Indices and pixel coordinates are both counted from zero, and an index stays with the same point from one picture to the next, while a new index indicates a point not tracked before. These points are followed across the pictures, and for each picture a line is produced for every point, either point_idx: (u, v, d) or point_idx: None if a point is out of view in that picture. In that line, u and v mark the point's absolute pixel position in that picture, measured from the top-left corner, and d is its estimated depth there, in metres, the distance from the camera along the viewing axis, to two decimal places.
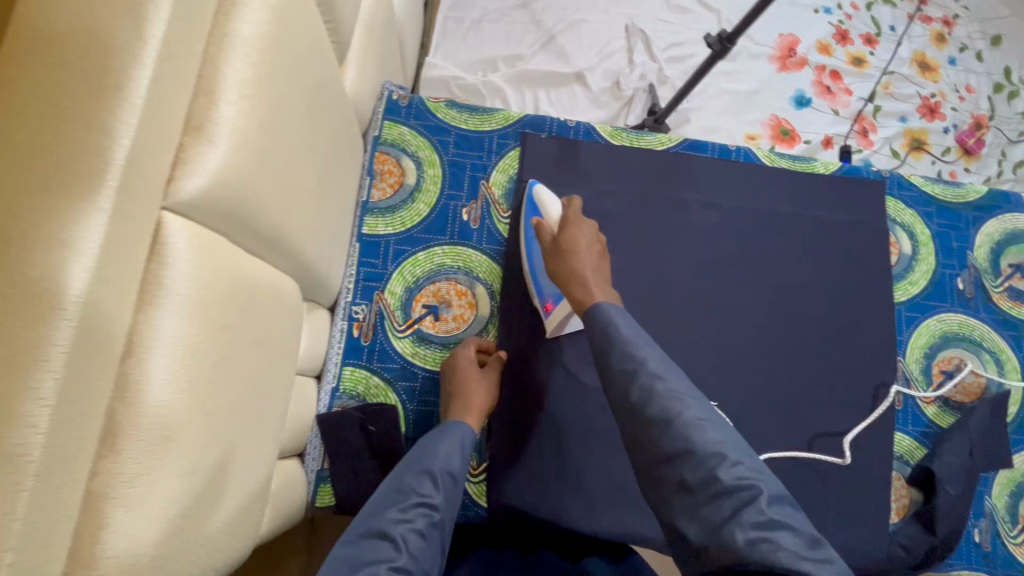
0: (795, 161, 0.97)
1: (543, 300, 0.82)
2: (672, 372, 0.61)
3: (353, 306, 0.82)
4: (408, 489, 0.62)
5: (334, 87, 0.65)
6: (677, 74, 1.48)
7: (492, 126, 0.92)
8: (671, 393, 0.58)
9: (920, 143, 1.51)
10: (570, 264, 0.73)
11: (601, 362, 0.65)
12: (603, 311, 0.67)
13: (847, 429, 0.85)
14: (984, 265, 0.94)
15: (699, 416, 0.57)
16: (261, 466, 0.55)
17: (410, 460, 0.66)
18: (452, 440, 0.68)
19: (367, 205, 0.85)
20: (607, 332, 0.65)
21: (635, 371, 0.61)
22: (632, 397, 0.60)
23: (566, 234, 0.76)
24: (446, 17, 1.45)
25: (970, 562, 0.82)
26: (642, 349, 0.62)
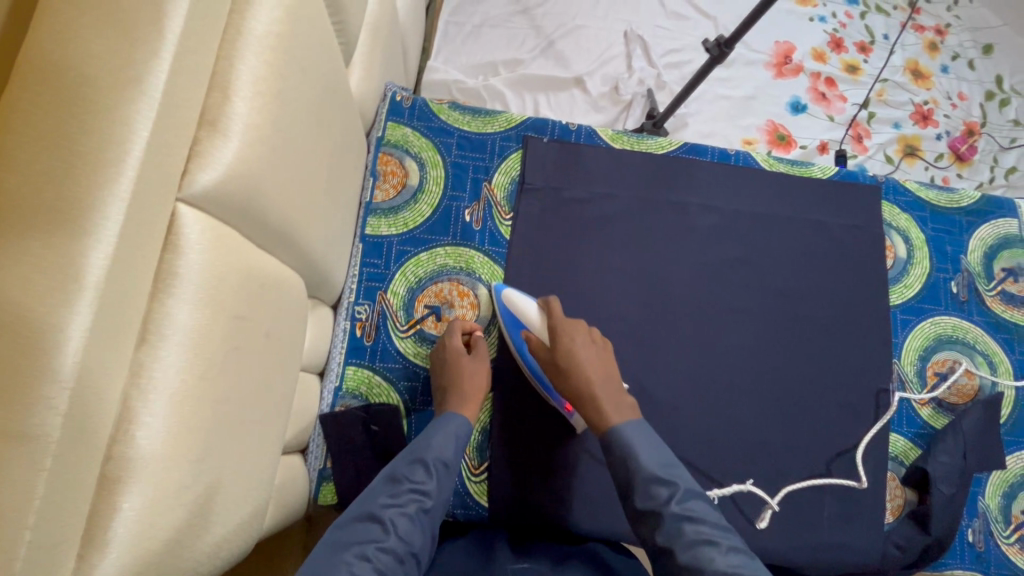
0: (792, 167, 0.98)
1: (561, 403, 0.79)
2: (700, 508, 0.60)
3: (356, 305, 0.83)
4: (402, 476, 0.63)
5: (341, 88, 0.66)
6: (674, 79, 1.50)
7: (495, 129, 0.93)
8: (701, 538, 0.57)
9: (914, 150, 1.54)
10: (578, 383, 0.71)
11: (626, 501, 0.64)
12: (617, 435, 0.66)
13: (858, 441, 0.86)
14: (977, 268, 0.96)
15: (730, 557, 0.56)
16: (267, 461, 0.55)
17: (407, 446, 0.67)
18: (448, 430, 0.69)
19: (370, 206, 0.86)
20: (627, 464, 0.64)
21: (659, 513, 0.60)
22: (658, 541, 0.59)
23: (560, 345, 0.73)
24: (448, 22, 1.46)
25: (963, 561, 0.83)
26: (666, 486, 0.62)
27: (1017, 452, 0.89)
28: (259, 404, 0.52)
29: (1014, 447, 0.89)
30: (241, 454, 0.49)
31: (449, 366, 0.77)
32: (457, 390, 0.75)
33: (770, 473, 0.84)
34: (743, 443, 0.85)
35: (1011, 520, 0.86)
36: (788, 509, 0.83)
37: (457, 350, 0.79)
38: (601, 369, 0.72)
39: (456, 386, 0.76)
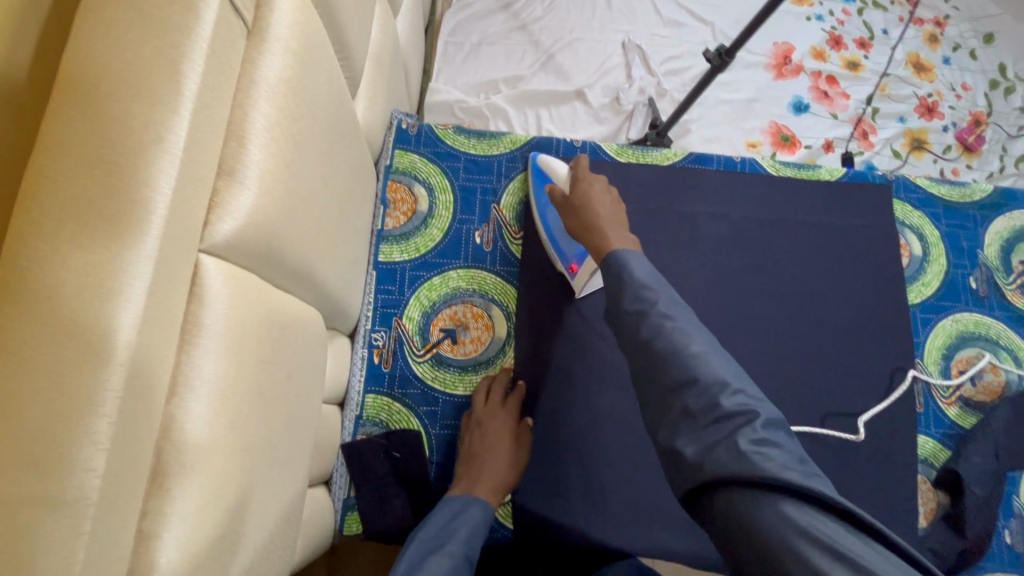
0: (801, 170, 0.98)
1: (568, 263, 0.83)
2: (685, 314, 0.59)
3: (373, 333, 0.82)
4: (431, 569, 0.59)
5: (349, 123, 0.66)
6: (675, 87, 1.50)
7: (500, 151, 0.92)
8: (682, 332, 0.56)
9: (920, 143, 1.53)
10: (586, 215, 0.72)
11: (612, 306, 0.62)
12: (615, 256, 0.65)
13: (863, 410, 0.86)
14: (995, 263, 0.94)
15: (711, 352, 0.55)
16: (293, 501, 0.55)
17: (428, 539, 0.64)
18: (473, 516, 0.68)
19: (382, 232, 0.86)
20: (619, 276, 0.63)
21: (643, 310, 0.59)
22: (640, 335, 0.58)
23: (577, 190, 0.76)
24: (447, 42, 1.48)
25: (1003, 564, 0.81)
26: (652, 291, 0.60)
27: None
28: (282, 443, 0.51)
29: None
30: (268, 496, 0.49)
31: (489, 426, 0.77)
32: (482, 458, 0.75)
33: None
34: None
35: None
36: None
37: (502, 416, 0.78)
38: (615, 212, 0.73)
39: (485, 452, 0.76)
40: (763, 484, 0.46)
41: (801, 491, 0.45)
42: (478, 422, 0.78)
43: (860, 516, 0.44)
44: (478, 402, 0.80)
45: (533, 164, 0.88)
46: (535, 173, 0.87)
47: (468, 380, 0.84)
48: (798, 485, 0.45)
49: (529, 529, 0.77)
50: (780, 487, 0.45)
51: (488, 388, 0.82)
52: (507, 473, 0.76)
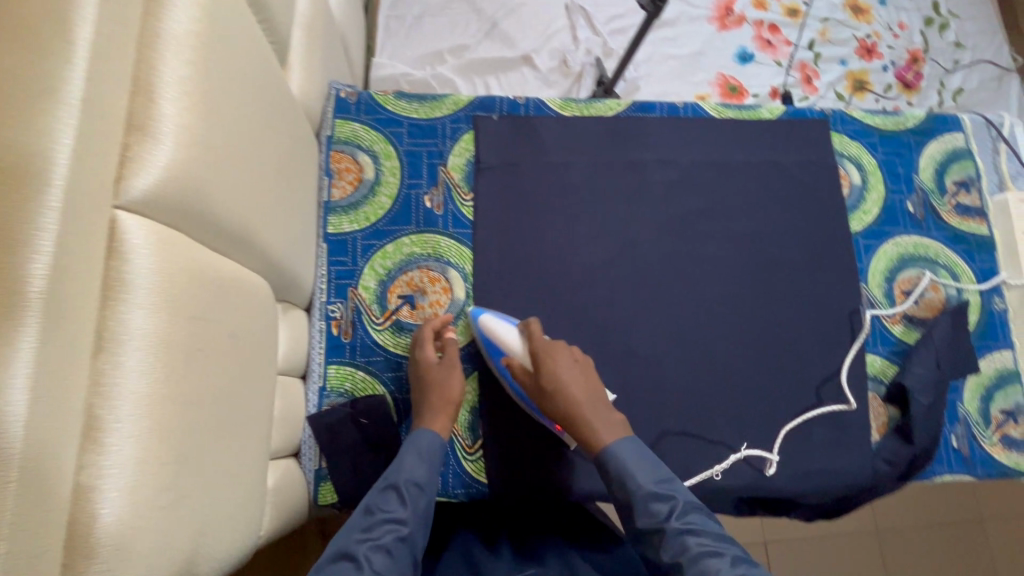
0: (743, 111, 0.97)
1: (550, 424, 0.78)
2: (701, 519, 0.61)
3: (329, 305, 0.81)
4: (374, 508, 0.63)
5: (275, 89, 0.65)
6: (621, 45, 1.51)
7: (444, 113, 0.91)
8: (703, 550, 0.57)
9: (863, 84, 1.57)
10: (565, 406, 0.71)
11: (631, 528, 0.64)
12: (615, 456, 0.67)
13: (817, 338, 0.90)
14: (930, 186, 0.97)
15: (733, 569, 0.55)
16: (247, 467, 0.55)
17: (381, 477, 0.67)
18: (421, 443, 0.70)
19: (329, 204, 0.85)
20: (623, 483, 0.65)
21: (660, 528, 0.61)
22: (666, 560, 0.59)
23: (546, 372, 0.73)
24: (388, 17, 1.46)
25: (951, 466, 0.87)
26: (664, 502, 0.62)
27: (989, 356, 0.92)
28: (231, 407, 0.52)
29: (986, 351, 0.92)
30: (221, 458, 0.49)
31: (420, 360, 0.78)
32: (427, 394, 0.76)
33: (753, 408, 0.86)
34: (725, 387, 0.87)
35: (990, 421, 0.89)
36: (775, 442, 0.85)
37: (423, 343, 0.79)
38: (588, 388, 0.73)
39: (427, 388, 0.76)
40: None
41: None
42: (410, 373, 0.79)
43: None
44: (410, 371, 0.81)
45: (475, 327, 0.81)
46: (482, 338, 0.80)
47: None
48: None
49: (502, 480, 0.80)
50: None
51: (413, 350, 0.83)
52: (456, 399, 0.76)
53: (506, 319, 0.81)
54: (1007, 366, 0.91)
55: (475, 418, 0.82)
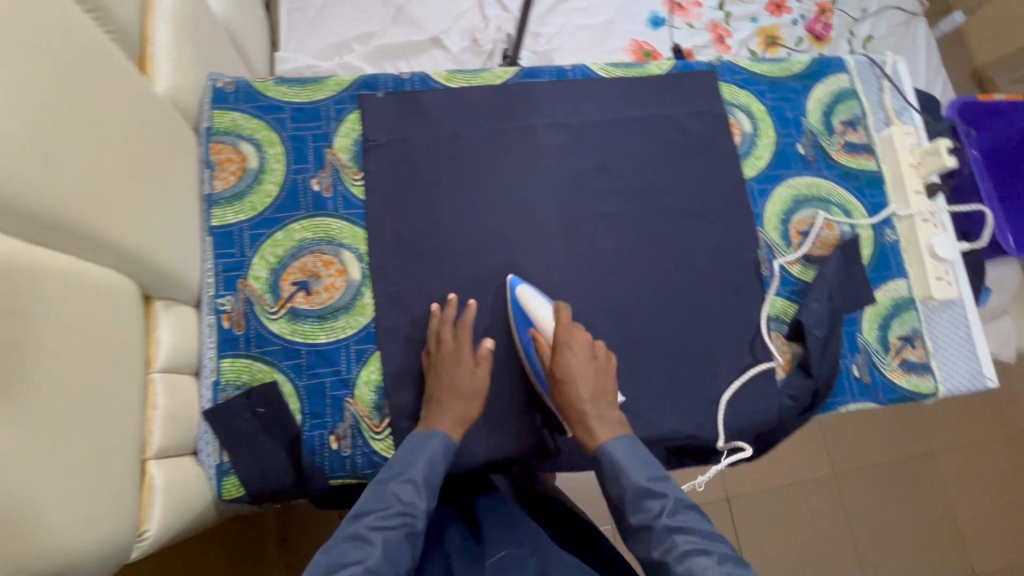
0: (630, 69, 0.98)
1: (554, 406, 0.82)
2: (692, 518, 0.67)
3: (218, 299, 0.80)
4: (390, 498, 0.67)
5: (116, 82, 0.65)
6: (532, 20, 1.53)
7: (326, 95, 0.90)
8: (692, 548, 0.63)
9: (775, 40, 1.62)
10: (566, 394, 0.76)
11: (619, 516, 0.71)
12: (607, 454, 0.72)
13: (716, 285, 0.91)
14: (819, 127, 0.99)
15: (720, 568, 0.61)
16: (90, 462, 0.55)
17: (393, 465, 0.71)
18: (436, 443, 0.73)
19: (212, 197, 0.83)
20: (617, 481, 0.71)
21: (650, 525, 0.67)
22: (654, 554, 0.65)
23: (560, 361, 0.77)
24: (290, 10, 1.43)
25: (854, 395, 0.90)
26: (655, 499, 0.68)
27: (884, 286, 0.94)
28: (55, 395, 0.51)
29: (882, 282, 0.94)
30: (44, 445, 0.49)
31: (446, 359, 0.79)
32: (450, 401, 0.77)
33: (659, 359, 0.88)
34: (630, 341, 0.88)
35: (890, 348, 0.92)
36: (682, 390, 0.87)
37: (447, 341, 0.79)
38: (596, 385, 0.77)
39: (449, 395, 0.78)
40: None
41: None
42: (433, 368, 0.80)
43: None
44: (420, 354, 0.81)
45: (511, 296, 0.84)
46: (515, 306, 0.84)
47: (329, 327, 0.82)
48: None
49: None
50: None
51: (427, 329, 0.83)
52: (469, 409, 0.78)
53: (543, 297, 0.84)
54: (901, 294, 0.94)
55: (381, 397, 0.82)
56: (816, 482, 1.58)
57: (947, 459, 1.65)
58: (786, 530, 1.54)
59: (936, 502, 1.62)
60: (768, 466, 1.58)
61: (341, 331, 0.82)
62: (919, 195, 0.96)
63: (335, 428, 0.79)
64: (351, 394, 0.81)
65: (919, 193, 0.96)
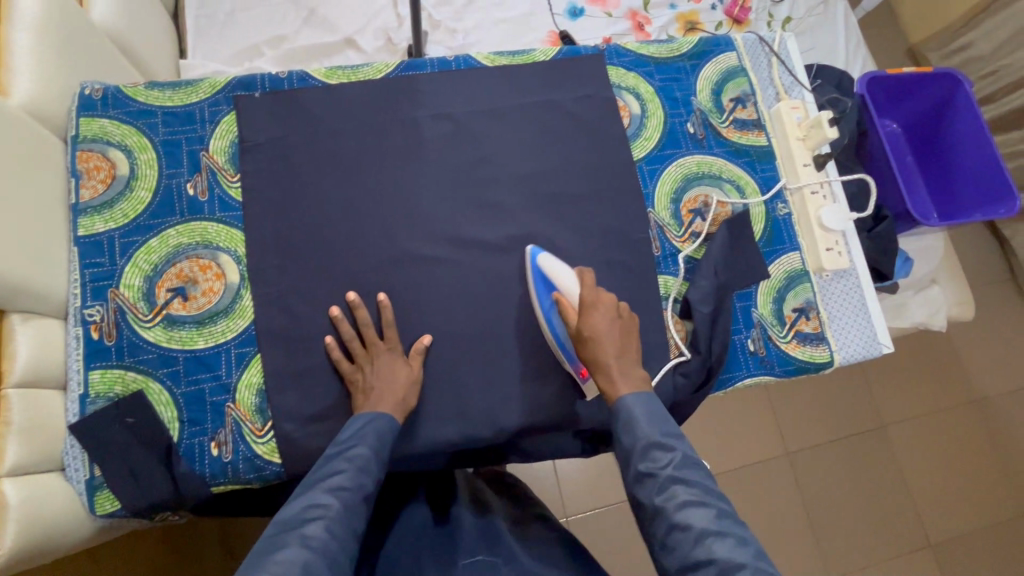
0: (515, 57, 0.99)
1: (577, 368, 0.82)
2: (695, 473, 0.65)
3: (86, 309, 0.78)
4: (343, 470, 0.67)
5: None
6: (447, 17, 1.52)
7: (200, 97, 0.89)
8: (691, 499, 0.63)
9: (694, 24, 1.63)
10: (594, 353, 0.75)
11: (624, 459, 0.69)
12: (627, 406, 0.71)
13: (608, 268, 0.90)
14: (708, 106, 1.00)
15: (716, 522, 0.61)
16: None
17: (342, 441, 0.71)
18: (381, 424, 0.74)
19: (78, 207, 0.81)
20: (631, 429, 0.69)
21: (656, 473, 0.65)
22: (654, 501, 0.64)
23: (588, 320, 0.75)
24: (197, 16, 1.40)
25: (749, 369, 0.90)
26: (667, 451, 0.67)
27: (777, 259, 0.95)
28: None
29: (775, 256, 0.95)
30: None
31: (359, 356, 0.80)
32: (377, 389, 0.78)
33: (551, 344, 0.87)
34: (521, 329, 0.87)
35: (785, 321, 0.93)
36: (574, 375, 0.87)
37: (350, 338, 0.81)
38: (620, 342, 0.76)
39: (373, 386, 0.78)
40: None
41: None
42: (362, 366, 0.80)
43: None
44: (336, 351, 0.80)
45: (532, 264, 0.85)
46: (540, 274, 0.84)
47: (207, 332, 0.81)
48: None
49: (298, 458, 0.78)
50: None
51: (338, 331, 0.82)
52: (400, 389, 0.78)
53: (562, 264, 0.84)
54: (794, 267, 0.95)
55: (264, 401, 0.80)
56: (769, 462, 1.59)
57: (896, 431, 1.66)
58: (740, 512, 1.54)
59: (888, 474, 1.62)
60: (719, 449, 1.58)
61: (219, 335, 0.81)
62: (807, 168, 0.97)
63: (215, 434, 0.78)
64: (231, 399, 0.79)
65: (808, 165, 0.97)
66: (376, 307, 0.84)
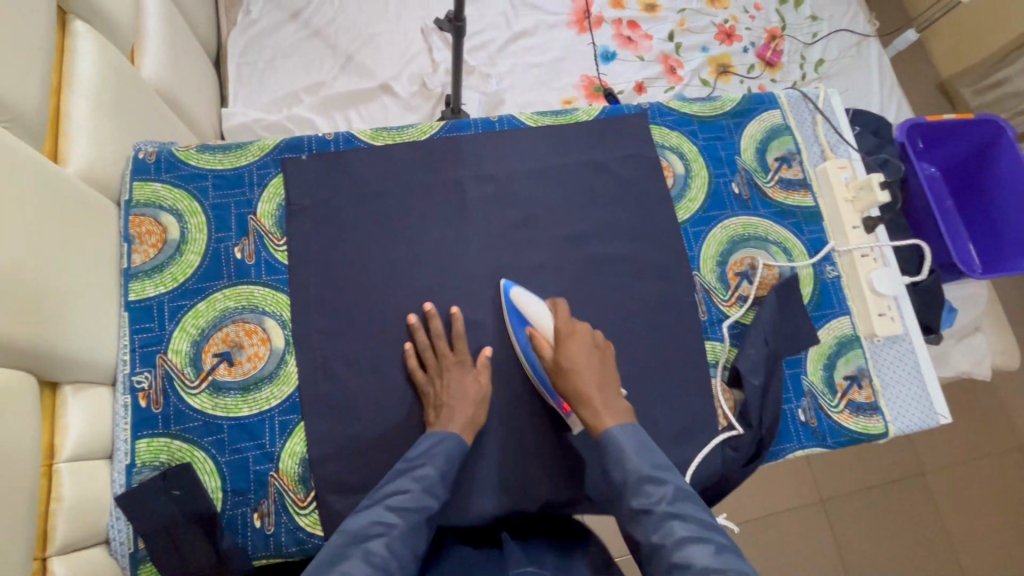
0: (558, 117, 0.99)
1: (559, 403, 0.82)
2: (689, 509, 0.65)
3: (134, 376, 0.78)
4: (408, 489, 0.70)
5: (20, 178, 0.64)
6: (481, 62, 1.54)
7: (249, 160, 0.90)
8: (687, 537, 0.63)
9: (726, 67, 1.63)
10: (571, 385, 0.74)
11: (615, 491, 0.69)
12: (614, 440, 0.70)
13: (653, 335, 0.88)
14: (753, 165, 0.98)
15: (716, 558, 0.61)
16: None
17: (410, 457, 0.74)
18: (449, 445, 0.75)
19: (130, 271, 0.82)
20: (620, 463, 0.69)
21: (650, 510, 0.65)
22: (651, 538, 0.64)
23: (563, 353, 0.75)
24: (239, 64, 1.43)
25: (800, 441, 0.87)
26: (658, 486, 0.67)
27: (827, 324, 0.92)
28: None
29: (824, 321, 0.92)
30: None
31: (436, 362, 0.82)
32: (449, 400, 0.79)
33: None
34: None
35: (836, 390, 0.90)
36: None
37: (424, 346, 0.83)
38: (598, 376, 0.74)
39: (446, 397, 0.79)
40: None
41: None
42: (434, 379, 0.81)
43: None
44: (411, 360, 0.83)
45: (505, 298, 0.86)
46: (512, 312, 0.85)
47: (252, 398, 0.80)
48: None
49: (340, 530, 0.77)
50: None
51: (415, 340, 0.84)
52: (471, 404, 0.79)
53: (535, 296, 0.85)
54: (844, 332, 0.92)
55: (306, 470, 0.79)
56: (805, 513, 1.53)
57: (937, 480, 1.59)
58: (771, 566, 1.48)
59: (931, 526, 1.56)
60: (755, 496, 1.53)
61: (264, 402, 0.80)
62: (857, 230, 0.95)
63: (258, 505, 0.77)
64: (275, 468, 0.78)
65: (857, 227, 0.95)
66: (448, 320, 0.86)
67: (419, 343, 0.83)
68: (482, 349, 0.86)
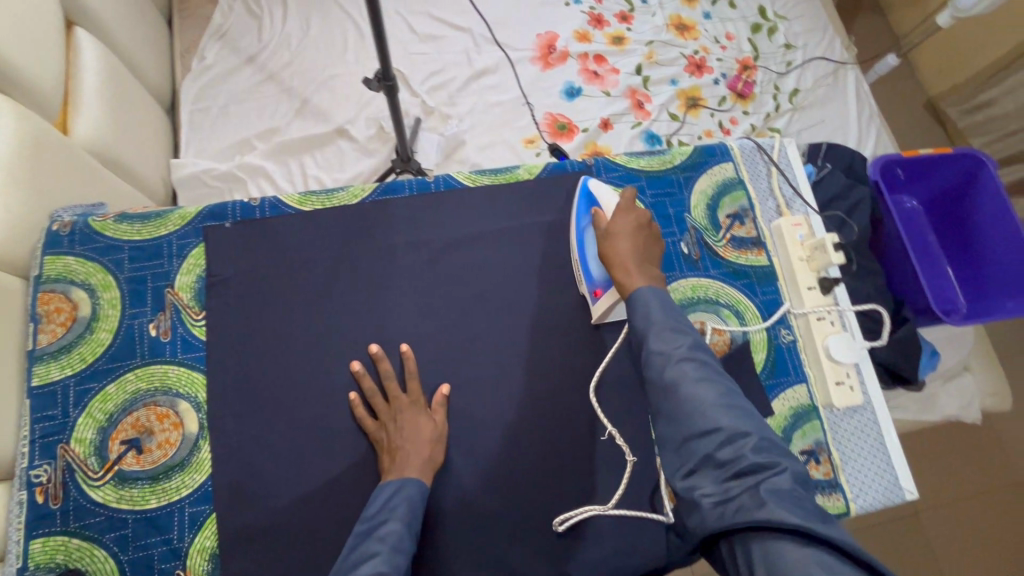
0: (497, 175, 0.94)
1: (593, 287, 0.85)
2: (703, 359, 0.66)
3: (32, 470, 0.74)
4: (374, 550, 0.65)
5: None
6: (442, 102, 1.50)
7: (169, 230, 0.87)
8: (698, 377, 0.64)
9: (696, 100, 1.58)
10: (619, 250, 0.77)
11: (640, 339, 0.70)
12: (645, 297, 0.72)
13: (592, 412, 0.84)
14: (703, 223, 0.93)
15: (724, 396, 0.62)
16: None
17: (367, 520, 0.70)
18: (410, 490, 0.72)
19: (34, 353, 0.78)
20: (647, 315, 0.71)
21: (670, 355, 0.66)
22: (665, 376, 0.65)
23: (616, 223, 0.79)
24: (192, 110, 1.41)
25: None
26: (681, 335, 0.68)
27: (780, 395, 0.86)
28: None
29: (777, 391, 0.87)
30: None
31: (387, 406, 0.79)
32: (402, 447, 0.76)
33: (527, 496, 0.80)
34: (499, 479, 0.80)
35: None
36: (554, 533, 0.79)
37: (372, 388, 0.80)
38: (643, 250, 0.78)
39: (398, 445, 0.77)
40: (783, 532, 0.51)
41: (809, 532, 0.50)
42: (387, 425, 0.78)
43: (847, 552, 0.50)
44: (360, 409, 0.80)
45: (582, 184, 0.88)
46: (580, 197, 0.87)
47: (160, 489, 0.76)
48: (814, 532, 0.50)
49: None
50: (793, 529, 0.51)
51: (361, 388, 0.81)
52: (427, 452, 0.77)
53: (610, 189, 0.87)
54: (801, 403, 0.86)
55: (215, 567, 0.74)
56: None
57: (931, 521, 1.49)
58: None
59: None
60: None
61: (173, 492, 0.76)
62: (813, 292, 0.89)
63: None
64: (182, 565, 0.74)
65: (812, 289, 0.89)
66: (399, 362, 0.83)
67: (368, 389, 0.80)
68: (440, 388, 0.82)
